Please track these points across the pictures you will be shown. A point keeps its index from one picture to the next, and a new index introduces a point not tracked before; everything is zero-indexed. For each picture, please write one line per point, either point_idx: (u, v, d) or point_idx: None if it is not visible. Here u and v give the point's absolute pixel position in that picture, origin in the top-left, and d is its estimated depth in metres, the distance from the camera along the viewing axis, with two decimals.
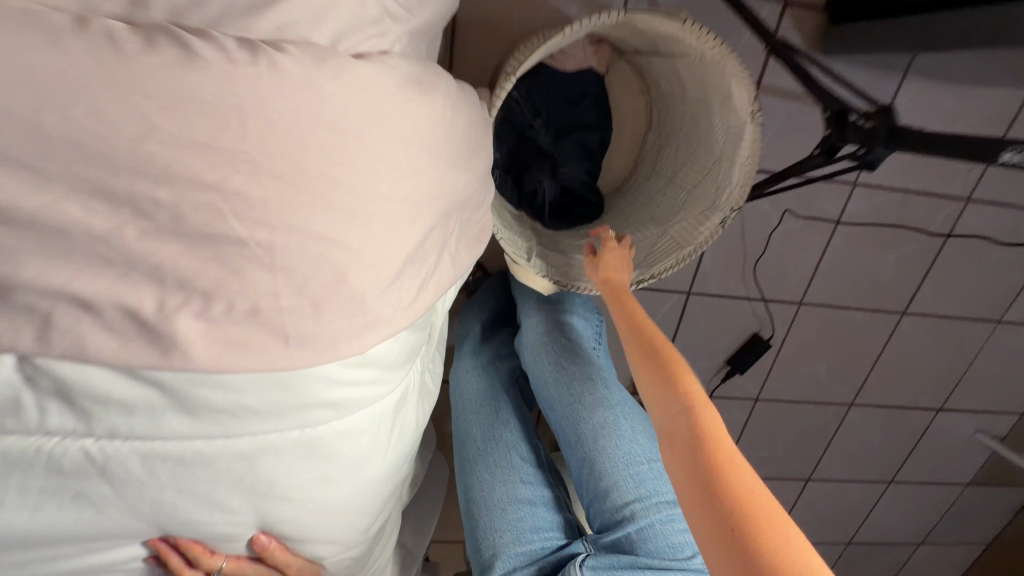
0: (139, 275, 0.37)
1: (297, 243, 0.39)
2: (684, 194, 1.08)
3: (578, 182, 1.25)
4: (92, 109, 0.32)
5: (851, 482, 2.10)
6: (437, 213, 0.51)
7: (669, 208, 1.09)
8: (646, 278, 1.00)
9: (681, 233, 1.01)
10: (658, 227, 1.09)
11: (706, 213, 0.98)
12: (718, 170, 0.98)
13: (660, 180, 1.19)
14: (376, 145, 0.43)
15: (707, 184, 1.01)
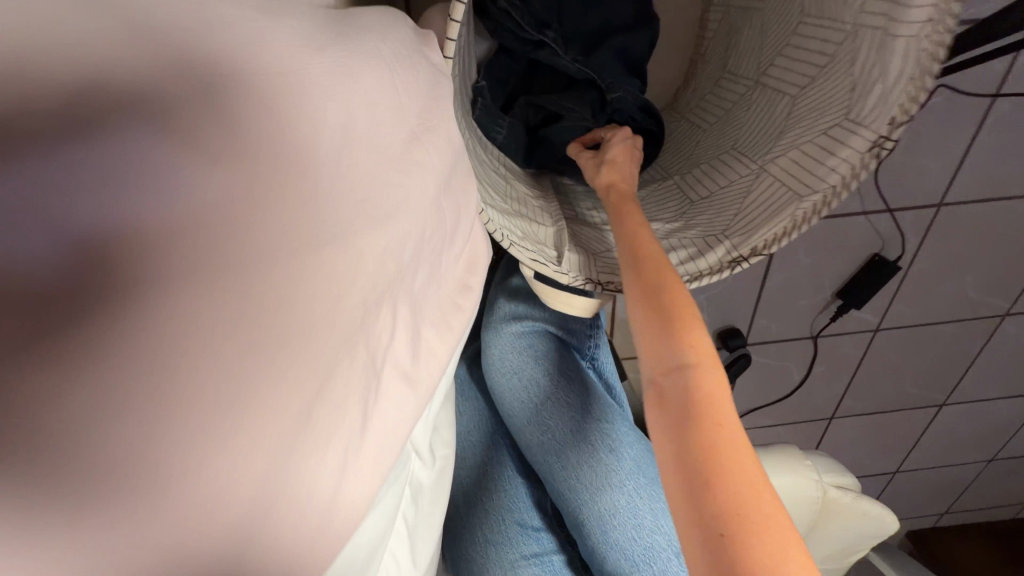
0: None
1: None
2: (790, 110, 0.68)
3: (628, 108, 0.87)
4: None
5: (1003, 400, 1.70)
6: (338, 330, 0.29)
7: (760, 138, 0.71)
8: (737, 262, 0.63)
9: (791, 179, 0.63)
10: (748, 171, 0.70)
11: (836, 138, 0.59)
12: (857, 59, 0.58)
13: (743, 97, 0.79)
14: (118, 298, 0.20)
15: (833, 89, 0.61)
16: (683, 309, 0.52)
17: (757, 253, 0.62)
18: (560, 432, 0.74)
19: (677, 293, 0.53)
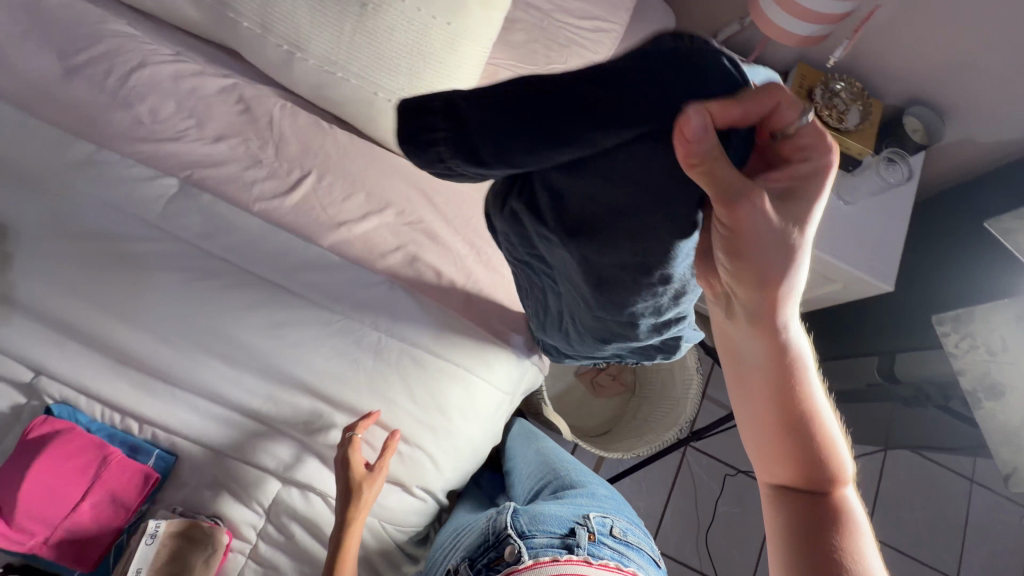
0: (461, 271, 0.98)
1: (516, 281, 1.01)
2: (657, 415, 1.60)
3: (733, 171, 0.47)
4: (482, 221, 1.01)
5: None
6: None
7: (644, 426, 1.60)
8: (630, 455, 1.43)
9: (654, 437, 1.49)
10: (638, 436, 1.56)
11: (671, 426, 1.49)
12: (679, 402, 1.53)
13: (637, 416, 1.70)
14: None
15: (671, 411, 1.55)
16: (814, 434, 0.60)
17: (639, 455, 1.43)
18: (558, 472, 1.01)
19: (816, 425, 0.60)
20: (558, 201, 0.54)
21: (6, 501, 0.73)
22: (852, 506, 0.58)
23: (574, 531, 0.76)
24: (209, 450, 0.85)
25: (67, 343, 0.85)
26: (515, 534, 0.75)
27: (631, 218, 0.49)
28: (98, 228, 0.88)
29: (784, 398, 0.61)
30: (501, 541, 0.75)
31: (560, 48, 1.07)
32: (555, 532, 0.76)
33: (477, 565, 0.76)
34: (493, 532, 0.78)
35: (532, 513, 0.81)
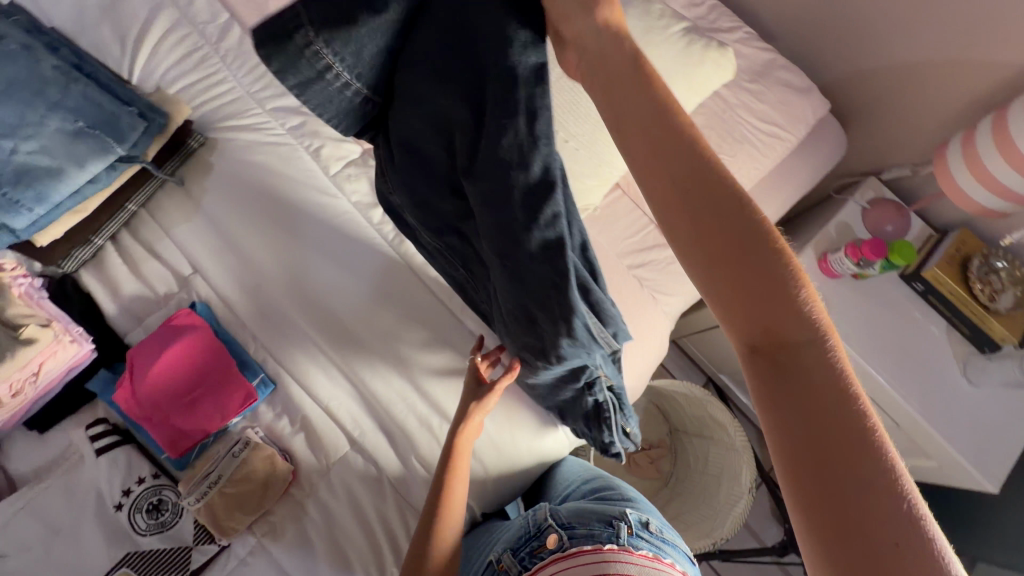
0: None
1: None
2: (690, 519, 1.52)
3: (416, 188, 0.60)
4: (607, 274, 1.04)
5: None
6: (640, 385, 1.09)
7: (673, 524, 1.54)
8: None
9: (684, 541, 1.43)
10: None
11: (705, 537, 1.42)
12: (717, 516, 1.45)
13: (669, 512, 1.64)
14: (653, 341, 1.06)
15: (707, 522, 1.47)
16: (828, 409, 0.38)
17: None
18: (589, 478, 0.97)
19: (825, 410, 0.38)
20: (432, 168, 0.60)
21: (140, 368, 0.82)
22: (942, 532, 0.36)
23: (613, 524, 0.77)
24: (303, 394, 0.90)
25: (228, 256, 0.95)
26: (557, 526, 0.79)
27: (452, 120, 0.54)
28: (286, 167, 0.98)
29: (808, 424, 0.38)
30: (543, 530, 0.80)
31: (733, 140, 1.10)
32: (593, 523, 0.78)
33: (519, 553, 0.79)
34: (534, 524, 0.82)
35: (571, 512, 0.82)
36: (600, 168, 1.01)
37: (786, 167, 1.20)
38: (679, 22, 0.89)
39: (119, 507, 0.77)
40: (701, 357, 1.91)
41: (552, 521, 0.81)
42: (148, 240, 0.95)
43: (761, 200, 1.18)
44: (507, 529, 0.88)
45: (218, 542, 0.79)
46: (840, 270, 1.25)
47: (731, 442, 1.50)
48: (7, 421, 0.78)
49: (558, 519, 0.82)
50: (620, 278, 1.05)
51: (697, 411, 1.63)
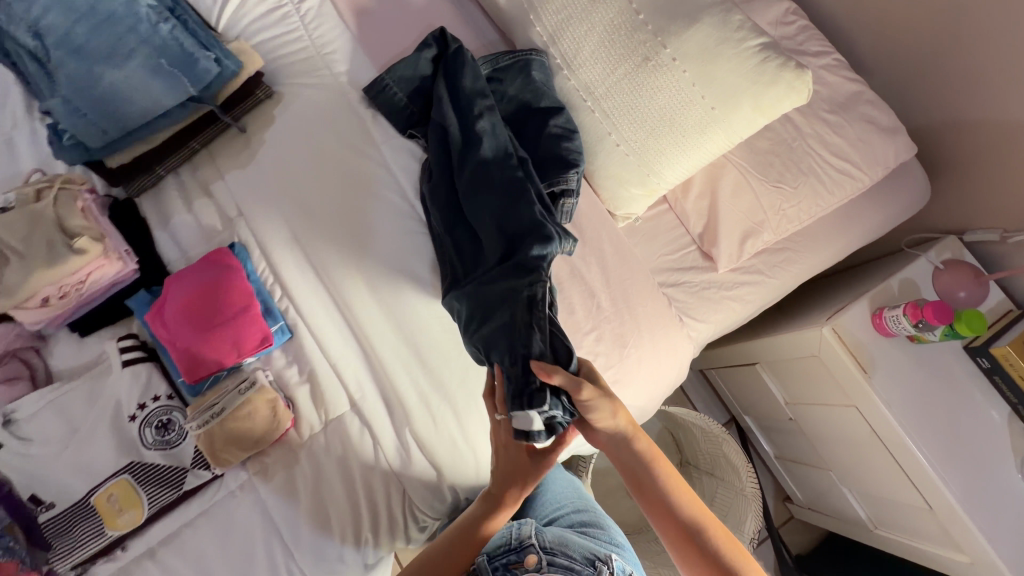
0: (593, 321, 0.96)
1: (636, 358, 0.98)
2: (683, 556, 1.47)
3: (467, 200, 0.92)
4: (635, 288, 1.00)
5: None
6: (651, 405, 1.04)
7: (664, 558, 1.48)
8: None
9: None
10: (656, 562, 1.45)
11: None
12: None
13: (662, 544, 1.59)
14: (673, 364, 1.02)
15: None
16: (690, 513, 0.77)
17: None
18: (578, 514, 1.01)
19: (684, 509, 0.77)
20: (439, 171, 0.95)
21: (173, 296, 0.87)
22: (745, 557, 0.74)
23: (592, 565, 0.82)
24: (315, 348, 0.93)
25: (271, 204, 0.99)
26: (539, 548, 0.83)
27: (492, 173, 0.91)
28: (340, 130, 1.02)
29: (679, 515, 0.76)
30: (524, 548, 0.84)
31: (797, 172, 1.03)
32: (574, 559, 0.83)
33: (496, 563, 0.83)
34: (516, 537, 0.86)
35: (554, 539, 0.86)
36: (648, 177, 0.97)
37: (852, 210, 1.11)
38: (757, 37, 0.84)
39: (132, 419, 0.82)
40: (728, 395, 1.82)
41: (535, 540, 0.84)
42: (203, 177, 1.01)
43: (818, 240, 1.10)
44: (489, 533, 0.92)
45: (212, 470, 0.84)
46: (895, 330, 1.15)
47: (741, 487, 1.42)
48: (52, 321, 0.85)
49: (541, 539, 0.85)
50: (650, 294, 1.01)
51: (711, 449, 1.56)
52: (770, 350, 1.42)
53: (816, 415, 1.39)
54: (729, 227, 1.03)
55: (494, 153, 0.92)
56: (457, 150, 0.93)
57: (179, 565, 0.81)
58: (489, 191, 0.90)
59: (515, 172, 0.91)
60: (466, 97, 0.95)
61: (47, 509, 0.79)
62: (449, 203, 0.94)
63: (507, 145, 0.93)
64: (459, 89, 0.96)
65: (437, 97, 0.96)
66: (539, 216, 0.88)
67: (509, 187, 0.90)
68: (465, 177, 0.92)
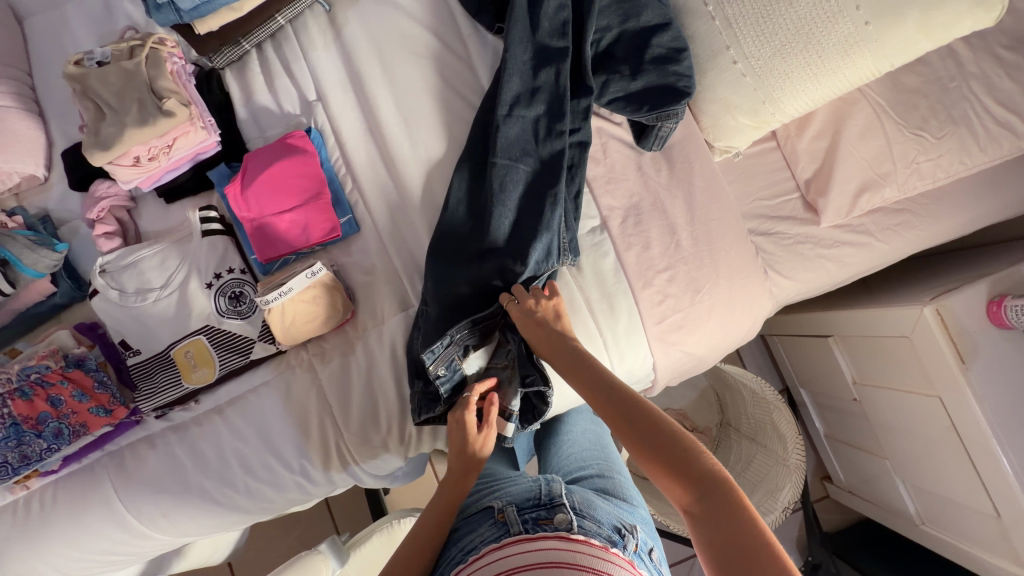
0: (669, 260, 0.90)
1: (708, 307, 0.91)
2: None
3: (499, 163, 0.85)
4: (721, 229, 0.91)
5: None
6: (713, 358, 0.98)
7: None
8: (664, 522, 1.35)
9: None
10: None
11: None
12: None
13: None
14: (747, 319, 0.94)
15: None
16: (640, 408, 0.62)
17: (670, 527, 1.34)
18: (606, 480, 0.90)
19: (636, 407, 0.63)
20: (484, 135, 0.89)
21: (251, 172, 0.88)
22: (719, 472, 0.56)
23: (620, 535, 0.66)
24: (380, 244, 0.92)
25: (349, 91, 0.95)
26: (570, 506, 0.68)
27: (527, 146, 0.85)
28: (429, 19, 0.95)
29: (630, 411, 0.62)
30: (554, 505, 0.68)
31: (946, 118, 0.87)
32: (603, 524, 0.67)
33: (523, 516, 0.67)
34: (545, 493, 0.71)
35: (580, 501, 0.71)
36: (762, 105, 0.84)
37: (994, 175, 0.94)
38: None
39: (208, 286, 0.87)
40: (787, 365, 1.72)
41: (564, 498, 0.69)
42: (285, 55, 0.97)
43: (948, 206, 0.94)
44: (513, 483, 0.80)
45: (276, 345, 0.88)
46: (1013, 322, 1.00)
47: (784, 457, 1.39)
48: (142, 184, 0.88)
49: (570, 499, 0.70)
50: (736, 238, 0.91)
51: (759, 414, 1.50)
52: (850, 324, 1.30)
53: (887, 400, 1.28)
54: (845, 177, 0.90)
55: (546, 111, 0.86)
56: (521, 84, 0.86)
57: (244, 424, 0.88)
58: (522, 161, 0.85)
59: (559, 149, 0.86)
60: (542, 34, 0.85)
61: (134, 354, 0.87)
62: (477, 160, 0.89)
63: (558, 106, 0.86)
64: (538, 15, 0.85)
65: (513, 6, 0.85)
66: (551, 174, 0.85)
67: (541, 161, 0.86)
68: (511, 131, 0.85)
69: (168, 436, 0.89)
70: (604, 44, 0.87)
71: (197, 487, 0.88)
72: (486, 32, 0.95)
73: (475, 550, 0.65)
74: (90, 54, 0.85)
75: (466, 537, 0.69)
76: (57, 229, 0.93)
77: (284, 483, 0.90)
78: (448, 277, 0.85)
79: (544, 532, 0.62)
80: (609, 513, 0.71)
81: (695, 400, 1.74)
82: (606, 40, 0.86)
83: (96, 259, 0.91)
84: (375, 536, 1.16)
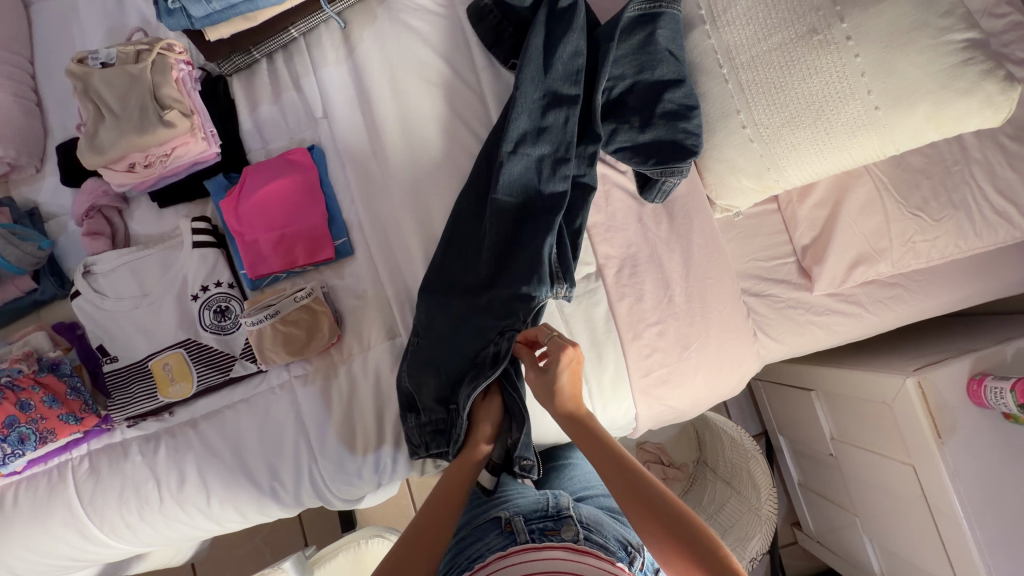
0: (660, 314, 0.90)
1: (695, 364, 0.91)
2: None
3: (497, 197, 0.83)
4: (715, 288, 0.91)
5: None
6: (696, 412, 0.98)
7: None
8: None
9: None
10: None
11: None
12: None
13: None
14: (733, 378, 0.94)
15: None
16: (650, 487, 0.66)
17: None
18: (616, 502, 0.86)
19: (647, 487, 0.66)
20: (488, 169, 0.88)
21: (248, 186, 0.86)
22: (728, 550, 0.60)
23: (628, 550, 0.66)
24: (373, 269, 0.91)
25: (355, 111, 0.94)
26: (577, 520, 0.68)
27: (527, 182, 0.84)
28: (444, 49, 0.94)
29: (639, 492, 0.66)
30: (562, 518, 0.68)
31: (946, 201, 0.88)
32: (610, 539, 0.67)
33: (530, 526, 0.67)
34: (553, 505, 0.71)
35: (589, 514, 0.71)
36: (767, 172, 0.84)
37: (987, 259, 0.95)
38: (965, 29, 0.71)
39: (194, 298, 0.86)
40: (768, 410, 1.73)
41: (573, 512, 0.70)
42: (295, 68, 0.96)
43: (940, 285, 0.95)
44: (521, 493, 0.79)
45: (258, 364, 0.86)
46: (991, 404, 1.01)
47: (756, 505, 1.37)
48: (136, 188, 0.87)
49: (578, 513, 0.70)
50: (728, 298, 0.91)
51: (736, 459, 1.50)
52: (833, 381, 1.31)
53: (862, 460, 1.29)
54: (842, 247, 0.91)
55: (553, 154, 0.85)
56: (529, 124, 0.84)
57: (217, 440, 0.87)
58: (523, 201, 0.84)
59: (561, 190, 0.84)
60: (555, 77, 0.84)
61: (110, 361, 0.85)
62: (478, 194, 0.88)
63: (563, 147, 0.85)
64: (553, 57, 0.84)
65: (528, 45, 0.84)
66: (548, 208, 0.84)
67: (547, 200, 0.84)
68: (514, 168, 0.84)
69: (138, 446, 0.87)
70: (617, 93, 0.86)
71: (162, 500, 0.86)
72: (500, 66, 0.94)
73: (481, 558, 0.65)
74: (95, 53, 0.83)
75: (473, 545, 0.70)
76: (44, 223, 0.91)
77: (252, 501, 0.88)
78: (439, 311, 0.84)
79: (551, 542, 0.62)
80: (619, 530, 0.71)
81: (674, 435, 1.74)
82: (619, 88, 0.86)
83: (81, 258, 0.89)
84: (340, 553, 1.15)
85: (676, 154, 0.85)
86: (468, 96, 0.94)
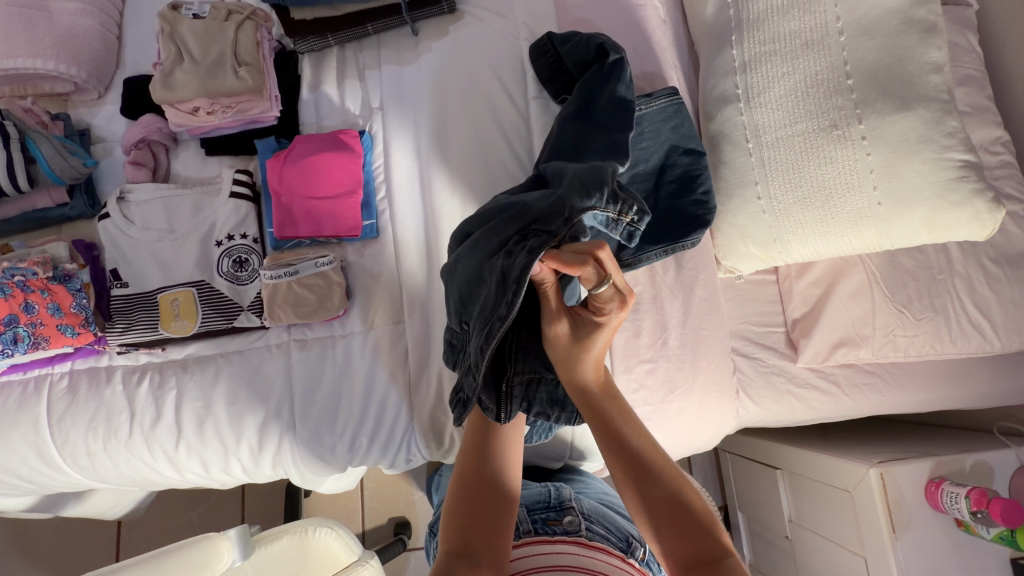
0: (654, 353, 0.94)
1: (677, 408, 0.94)
2: None
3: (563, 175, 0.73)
4: (708, 339, 0.96)
5: None
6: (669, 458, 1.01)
7: None
8: None
9: None
10: None
11: None
12: None
13: None
14: (710, 430, 0.97)
15: None
16: (652, 462, 0.63)
17: None
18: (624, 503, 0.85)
19: (651, 461, 0.63)
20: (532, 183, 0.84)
21: (297, 152, 0.91)
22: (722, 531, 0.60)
23: (629, 542, 0.71)
24: (392, 255, 0.95)
25: (410, 109, 1.00)
26: (579, 510, 0.73)
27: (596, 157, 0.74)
28: (503, 70, 1.01)
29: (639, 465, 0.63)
30: (563, 508, 0.73)
31: (928, 304, 0.95)
32: (612, 531, 0.72)
33: (533, 516, 0.74)
34: (555, 497, 0.76)
35: (593, 509, 0.75)
36: (773, 242, 0.91)
37: (961, 367, 1.01)
38: (963, 151, 0.80)
39: (218, 244, 0.89)
40: (731, 483, 1.74)
41: (574, 504, 0.75)
42: (364, 60, 1.03)
43: (912, 382, 1.01)
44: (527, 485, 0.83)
45: (262, 320, 0.88)
46: (946, 507, 1.05)
47: None
48: (190, 131, 0.93)
49: (579, 505, 0.75)
50: (718, 351, 0.96)
51: None
52: (799, 461, 1.34)
53: (816, 546, 1.30)
54: (829, 327, 0.97)
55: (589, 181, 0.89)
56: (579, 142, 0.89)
57: (200, 386, 0.87)
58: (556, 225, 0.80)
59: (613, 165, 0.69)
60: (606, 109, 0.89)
61: (121, 286, 0.87)
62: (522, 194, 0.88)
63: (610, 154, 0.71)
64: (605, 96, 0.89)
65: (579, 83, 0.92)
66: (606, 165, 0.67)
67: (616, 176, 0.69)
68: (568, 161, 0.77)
69: (122, 374, 0.87)
70: (655, 145, 0.93)
71: (131, 434, 0.85)
72: (550, 99, 0.99)
73: None
74: (189, 6, 0.93)
75: None
76: (92, 145, 0.95)
77: (218, 454, 0.88)
78: (469, 248, 0.67)
79: (556, 534, 0.67)
80: (620, 523, 0.74)
81: None
82: (656, 141, 0.93)
83: (118, 184, 0.92)
84: (285, 536, 1.11)
85: (696, 210, 0.90)
86: (517, 116, 1.00)
